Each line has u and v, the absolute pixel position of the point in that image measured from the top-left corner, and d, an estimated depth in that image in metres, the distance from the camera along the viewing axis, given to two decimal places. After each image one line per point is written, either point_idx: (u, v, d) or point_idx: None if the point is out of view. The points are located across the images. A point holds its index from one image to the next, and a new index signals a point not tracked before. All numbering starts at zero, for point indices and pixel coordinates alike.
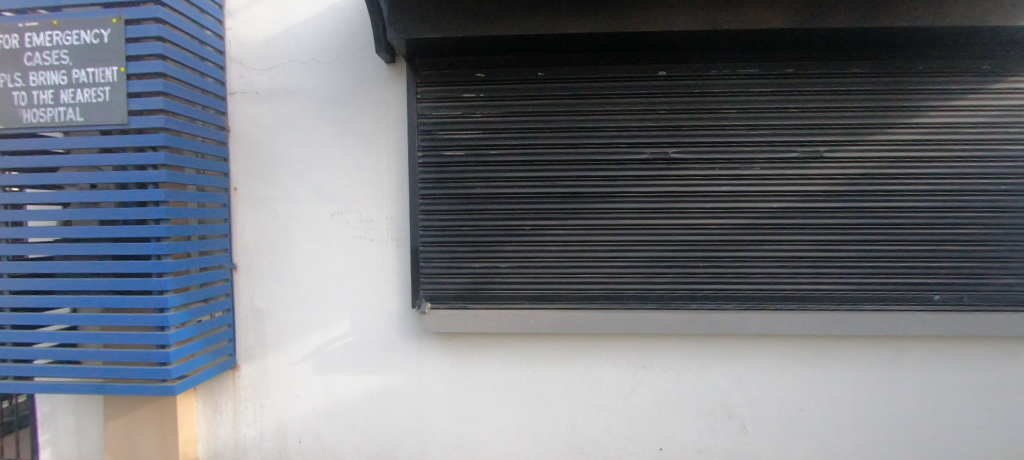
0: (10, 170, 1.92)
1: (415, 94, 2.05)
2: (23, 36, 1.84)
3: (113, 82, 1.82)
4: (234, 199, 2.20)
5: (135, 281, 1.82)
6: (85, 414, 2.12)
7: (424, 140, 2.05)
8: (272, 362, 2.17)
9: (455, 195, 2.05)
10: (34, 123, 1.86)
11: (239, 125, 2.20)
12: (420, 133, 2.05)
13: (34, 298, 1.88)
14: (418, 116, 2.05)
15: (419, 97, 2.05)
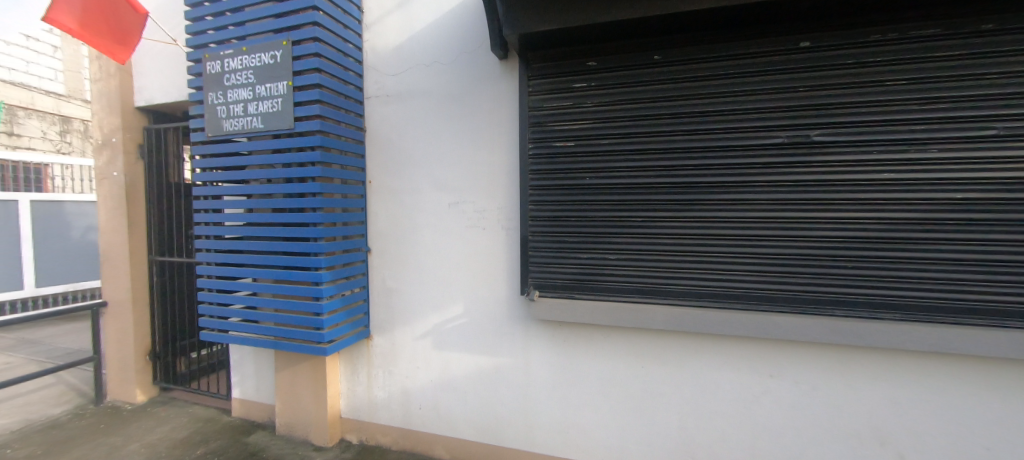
0: (216, 169, 2.45)
1: (527, 88, 2.11)
2: (222, 62, 2.31)
3: (284, 94, 2.20)
4: (369, 191, 2.52)
5: (299, 259, 2.20)
6: (262, 364, 2.63)
7: (534, 132, 2.09)
8: (398, 335, 2.45)
9: (563, 186, 2.06)
10: (230, 131, 2.32)
11: (373, 125, 2.50)
12: (531, 126, 2.10)
13: (229, 269, 2.38)
14: (529, 109, 2.11)
15: (531, 90, 2.10)
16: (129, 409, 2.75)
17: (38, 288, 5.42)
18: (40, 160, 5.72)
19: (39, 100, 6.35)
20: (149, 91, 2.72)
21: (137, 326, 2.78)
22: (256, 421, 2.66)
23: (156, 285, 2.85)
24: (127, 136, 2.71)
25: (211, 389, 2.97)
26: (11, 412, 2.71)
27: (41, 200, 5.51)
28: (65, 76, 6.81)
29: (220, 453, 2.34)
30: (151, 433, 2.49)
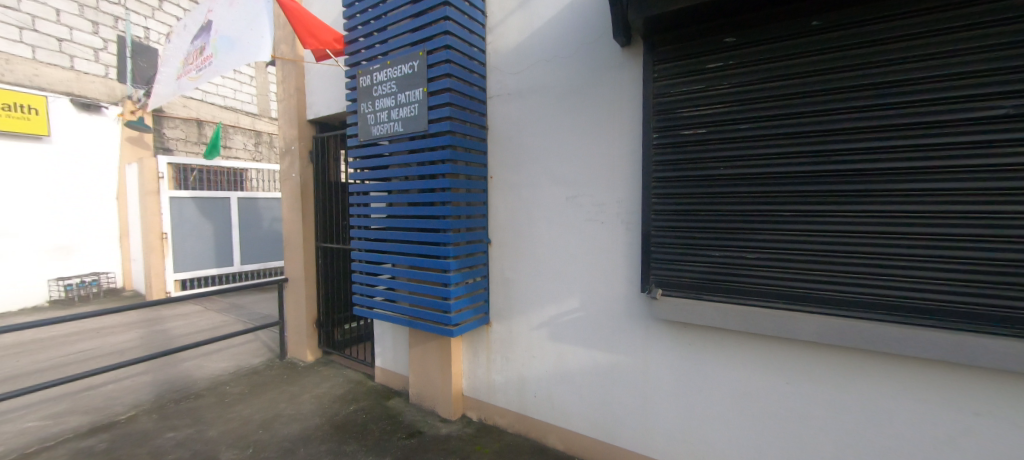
0: (365, 169, 2.86)
1: (652, 74, 1.99)
2: (371, 75, 2.66)
3: (420, 99, 2.45)
4: (490, 186, 2.69)
5: (430, 248, 2.45)
6: (397, 339, 3.01)
7: (660, 120, 1.98)
8: (516, 324, 2.58)
9: (691, 177, 1.90)
10: (376, 135, 2.68)
11: (494, 123, 2.64)
12: (657, 114, 1.99)
13: (374, 256, 2.76)
14: (654, 97, 1.99)
15: (656, 76, 1.98)
16: (302, 366, 3.40)
17: (242, 264, 7.05)
18: (241, 167, 7.13)
19: (241, 119, 8.35)
20: (317, 106, 3.28)
21: (308, 299, 3.40)
22: (393, 388, 3.06)
23: (320, 267, 3.44)
24: (301, 144, 3.31)
25: (359, 356, 3.50)
26: (230, 358, 3.59)
27: (244, 198, 7.07)
28: (258, 98, 8.73)
29: (367, 411, 2.75)
30: (318, 388, 3.04)
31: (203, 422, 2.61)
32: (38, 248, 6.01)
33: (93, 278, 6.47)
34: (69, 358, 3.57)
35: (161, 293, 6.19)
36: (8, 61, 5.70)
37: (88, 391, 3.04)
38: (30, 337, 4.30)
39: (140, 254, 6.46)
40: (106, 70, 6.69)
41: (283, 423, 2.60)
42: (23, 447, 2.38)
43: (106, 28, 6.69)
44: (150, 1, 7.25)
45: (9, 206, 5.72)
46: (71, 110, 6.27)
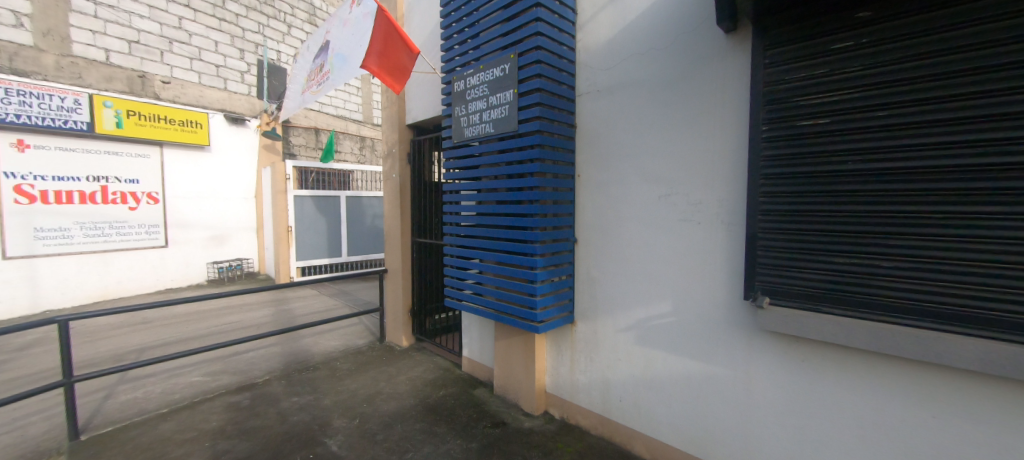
0: (457, 169, 3.04)
1: (762, 60, 1.78)
2: (466, 80, 2.81)
3: (511, 101, 2.53)
4: (577, 184, 2.68)
5: (517, 245, 2.51)
6: (483, 330, 3.15)
7: (771, 111, 1.75)
8: (601, 324, 2.54)
9: (807, 174, 1.64)
10: (468, 136, 2.83)
11: (583, 121, 2.62)
12: (766, 104, 1.77)
13: (465, 251, 2.93)
14: (763, 86, 1.78)
15: (766, 62, 1.77)
16: (397, 349, 3.73)
17: (349, 256, 7.97)
18: (347, 169, 8.03)
19: (350, 127, 9.57)
20: (414, 111, 3.56)
21: (403, 290, 3.71)
22: (478, 378, 3.20)
23: (415, 260, 3.73)
24: (400, 147, 3.63)
25: (447, 344, 3.74)
26: (339, 337, 4.07)
27: (351, 197, 7.95)
28: (362, 106, 9.87)
29: (455, 397, 2.92)
30: (411, 371, 3.30)
31: (319, 391, 3.00)
32: (201, 237, 7.39)
33: (238, 263, 7.77)
34: (223, 327, 4.35)
35: (286, 278, 7.21)
36: (182, 86, 7.11)
37: (236, 355, 3.67)
38: (196, 308, 5.33)
39: (271, 243, 7.60)
40: (249, 89, 8.00)
41: (383, 399, 2.87)
42: (192, 396, 2.97)
43: (249, 54, 8.00)
44: (281, 28, 8.51)
45: (182, 202, 7.13)
46: (224, 124, 7.61)
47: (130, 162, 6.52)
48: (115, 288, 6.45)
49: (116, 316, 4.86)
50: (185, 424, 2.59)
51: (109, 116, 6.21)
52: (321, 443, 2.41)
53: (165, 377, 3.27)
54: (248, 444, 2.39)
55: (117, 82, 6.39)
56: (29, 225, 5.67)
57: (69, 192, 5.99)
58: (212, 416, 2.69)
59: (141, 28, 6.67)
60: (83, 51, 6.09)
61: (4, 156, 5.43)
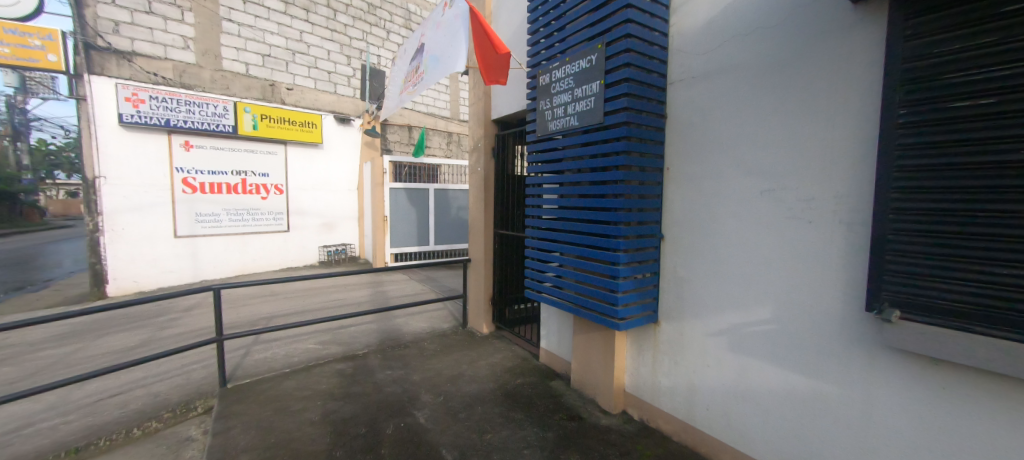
0: (540, 163, 3.09)
1: (900, 28, 1.47)
2: (551, 73, 2.82)
3: (597, 92, 2.47)
4: (666, 178, 2.55)
5: (600, 239, 2.47)
6: (562, 323, 3.16)
7: (908, 90, 1.44)
8: (688, 327, 2.40)
9: (958, 165, 1.33)
10: (553, 130, 2.83)
11: (674, 111, 2.47)
12: (904, 82, 1.46)
13: (546, 243, 2.98)
14: (900, 60, 1.47)
15: (907, 30, 1.45)
16: (479, 336, 3.91)
17: (435, 244, 8.52)
18: (435, 163, 8.57)
19: (438, 123, 10.19)
20: (500, 106, 3.66)
21: (485, 279, 3.87)
22: (555, 370, 3.24)
23: (497, 251, 3.87)
24: (486, 141, 3.77)
25: (526, 335, 3.82)
26: (427, 320, 4.40)
27: (438, 190, 8.45)
28: (449, 103, 10.48)
29: (532, 387, 3.00)
30: (491, 357, 3.45)
31: (409, 367, 3.28)
32: (315, 224, 8.48)
33: (343, 248, 8.78)
34: (333, 303, 4.97)
35: (382, 262, 7.96)
36: (302, 91, 8.14)
37: (342, 329, 4.17)
38: (311, 285, 6.16)
39: (370, 231, 8.44)
40: (353, 91, 8.89)
41: (465, 381, 3.05)
42: (308, 360, 3.44)
43: (355, 60, 8.89)
44: (381, 34, 9.31)
45: (301, 193, 8.23)
46: (334, 124, 8.56)
47: (262, 158, 7.69)
48: (251, 265, 7.72)
49: (253, 288, 5.82)
50: (301, 384, 3.02)
51: (248, 120, 7.38)
52: (411, 414, 2.65)
53: (288, 342, 3.85)
54: (351, 407, 2.71)
55: (254, 90, 7.54)
56: (193, 211, 7.02)
57: (219, 184, 7.27)
58: (323, 379, 3.10)
59: (272, 43, 7.77)
60: (229, 65, 7.29)
61: (178, 155, 6.80)
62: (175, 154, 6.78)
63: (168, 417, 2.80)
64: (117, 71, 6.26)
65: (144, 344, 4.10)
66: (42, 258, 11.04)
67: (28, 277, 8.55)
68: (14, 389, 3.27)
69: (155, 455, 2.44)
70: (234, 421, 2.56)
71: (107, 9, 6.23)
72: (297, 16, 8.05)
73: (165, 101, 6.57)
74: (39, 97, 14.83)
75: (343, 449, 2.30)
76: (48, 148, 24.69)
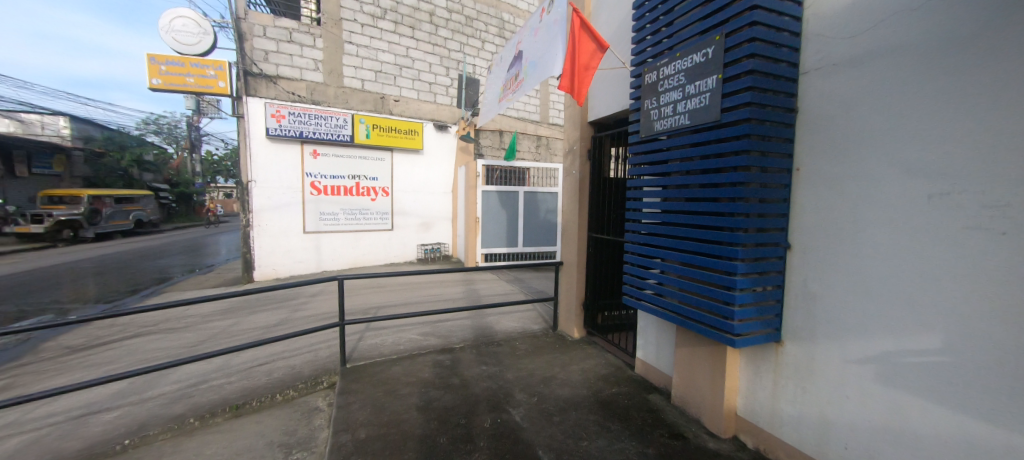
0: (643, 166, 2.98)
1: None
2: (659, 71, 2.70)
3: (714, 88, 2.30)
4: (795, 180, 2.27)
5: (712, 246, 2.30)
6: (662, 333, 3.00)
7: None
8: (820, 350, 2.11)
9: None
10: (661, 130, 2.70)
11: (808, 105, 2.20)
12: None
13: (649, 248, 2.86)
14: None
15: None
16: (569, 340, 3.89)
17: (523, 246, 8.70)
18: (525, 166, 8.65)
19: (528, 127, 10.56)
20: (597, 108, 3.61)
21: (578, 282, 3.84)
22: (653, 383, 3.09)
23: (591, 255, 3.82)
24: (582, 144, 3.76)
25: (621, 343, 3.71)
26: (519, 320, 4.50)
27: (528, 193, 8.61)
28: (539, 107, 10.77)
29: (628, 397, 2.89)
30: (583, 362, 3.41)
31: (503, 364, 3.38)
32: (414, 223, 9.19)
33: (438, 246, 9.39)
34: (433, 298, 5.34)
35: (473, 262, 8.36)
36: (407, 102, 8.88)
37: (441, 323, 4.46)
38: (413, 280, 6.71)
39: (463, 232, 8.92)
40: (451, 100, 9.47)
41: (558, 384, 3.05)
42: (413, 349, 3.74)
43: (453, 70, 9.44)
44: (477, 44, 9.78)
45: (403, 195, 9.00)
46: (433, 131, 9.22)
47: (372, 164, 8.57)
48: (360, 259, 8.64)
49: (365, 280, 6.52)
50: (407, 370, 3.29)
51: (363, 130, 8.28)
52: (506, 411, 2.71)
53: (395, 330, 4.23)
54: (450, 397, 2.87)
55: (368, 103, 8.44)
56: (318, 210, 8.09)
57: (338, 187, 8.26)
58: (426, 368, 3.33)
59: (383, 59, 8.60)
60: (348, 82, 8.26)
61: (308, 162, 7.90)
62: (306, 161, 7.89)
63: (301, 387, 3.24)
64: (265, 92, 7.52)
65: (282, 322, 4.84)
66: (210, 247, 13.71)
67: (199, 262, 10.67)
68: (193, 351, 4.08)
69: (291, 419, 2.84)
70: (353, 397, 2.88)
71: (261, 41, 7.48)
72: (405, 34, 8.83)
73: (300, 116, 7.67)
74: (211, 116, 18.36)
75: (445, 435, 2.44)
76: (212, 158, 30.52)
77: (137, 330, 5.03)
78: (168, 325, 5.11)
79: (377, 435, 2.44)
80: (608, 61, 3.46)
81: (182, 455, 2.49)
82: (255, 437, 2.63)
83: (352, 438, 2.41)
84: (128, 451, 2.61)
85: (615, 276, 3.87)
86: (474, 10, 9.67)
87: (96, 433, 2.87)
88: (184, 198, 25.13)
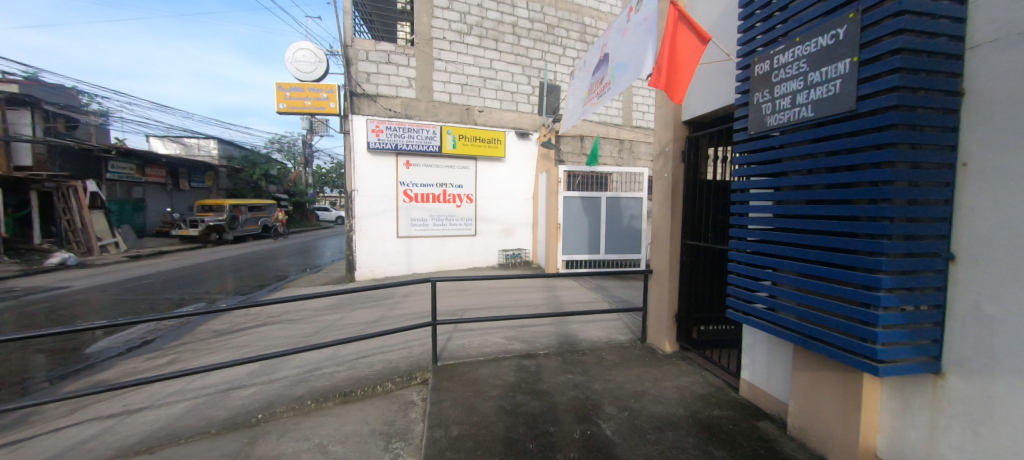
0: (752, 166, 2.72)
1: None
2: (773, 59, 2.44)
3: (845, 74, 2.00)
4: (960, 177, 1.87)
5: (845, 256, 1.99)
6: (775, 352, 2.67)
7: None
8: (999, 388, 1.68)
9: None
10: (775, 125, 2.43)
11: (978, 85, 1.80)
12: None
13: (759, 257, 2.58)
14: None
15: None
16: (661, 354, 3.68)
17: (605, 253, 8.46)
18: (607, 171, 8.44)
19: (610, 131, 10.34)
20: (694, 106, 3.41)
21: (670, 292, 3.63)
22: (762, 408, 2.76)
23: (686, 263, 3.58)
24: (676, 145, 3.58)
25: (721, 362, 3.40)
26: (605, 330, 4.37)
27: (610, 198, 8.37)
28: (622, 111, 10.49)
29: (734, 422, 2.61)
30: (677, 379, 3.18)
31: (590, 374, 3.29)
32: (496, 230, 9.47)
33: (518, 252, 9.54)
34: (517, 303, 5.43)
35: (553, 268, 8.36)
36: (490, 112, 9.23)
37: (525, 328, 4.51)
38: (497, 284, 6.90)
39: (544, 238, 8.96)
40: (532, 108, 9.61)
41: (651, 400, 2.87)
42: (500, 352, 3.82)
43: (535, 78, 9.60)
44: (558, 51, 9.84)
45: (485, 202, 9.34)
46: (515, 139, 9.45)
47: (457, 172, 9.05)
48: (446, 263, 9.12)
49: (452, 283, 6.87)
50: (495, 372, 3.36)
51: (450, 140, 8.79)
52: (596, 423, 2.61)
53: (482, 333, 4.38)
54: (538, 403, 2.86)
55: (454, 115, 8.94)
56: (410, 216, 8.74)
57: (428, 195, 8.84)
58: (514, 372, 3.37)
59: (468, 73, 9.06)
60: (437, 96, 8.84)
61: (401, 172, 8.60)
62: (400, 171, 8.59)
63: (397, 381, 3.49)
64: (367, 110, 8.37)
65: (381, 319, 5.28)
66: (321, 249, 15.59)
67: (311, 262, 12.18)
68: (308, 341, 4.63)
69: (390, 410, 3.04)
70: (445, 395, 3.01)
71: (364, 64, 8.35)
72: (489, 47, 9.20)
73: (396, 130, 8.39)
74: (321, 134, 20.94)
75: (534, 442, 2.43)
76: (322, 171, 34.86)
77: (267, 320, 5.88)
78: (289, 317, 5.89)
79: (469, 434, 2.51)
80: (710, 55, 3.22)
81: (301, 432, 2.81)
82: (361, 423, 2.87)
83: (445, 434, 2.50)
84: (260, 423, 3.02)
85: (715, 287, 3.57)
86: (556, 17, 9.75)
87: (236, 406, 3.37)
88: (299, 206, 29.02)
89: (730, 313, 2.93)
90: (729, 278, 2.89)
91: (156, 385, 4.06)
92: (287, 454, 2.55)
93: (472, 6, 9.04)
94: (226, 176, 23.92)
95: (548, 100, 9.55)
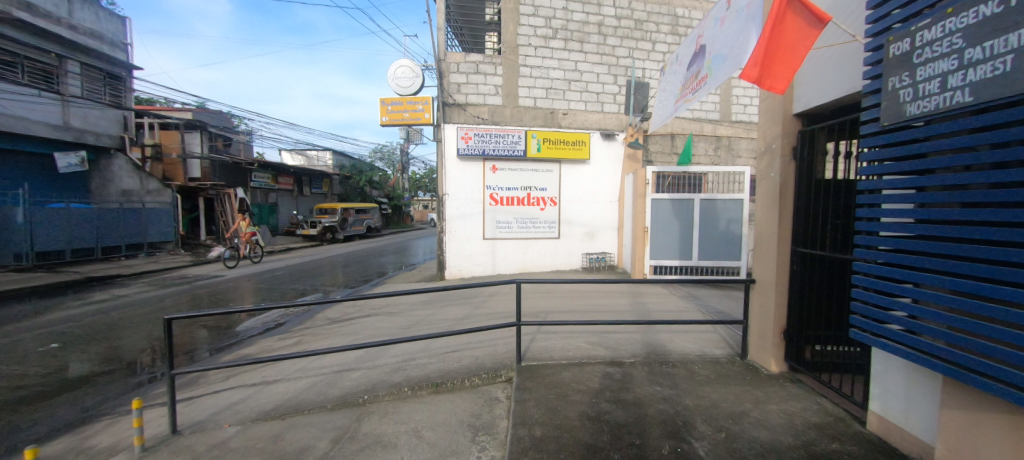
0: (887, 162, 2.32)
1: None
2: (916, 37, 2.06)
3: (1017, 48, 1.60)
4: None
5: (1016, 273, 1.61)
6: (914, 383, 2.24)
7: None
8: None
9: None
10: (917, 114, 2.05)
11: None
12: None
13: (893, 271, 2.20)
14: None
15: None
16: (765, 373, 3.33)
17: (699, 259, 7.86)
18: (701, 171, 7.84)
19: (705, 127, 9.60)
20: (806, 97, 3.05)
21: (776, 305, 3.30)
22: (899, 449, 2.32)
23: (795, 274, 3.21)
24: (785, 141, 3.22)
25: (841, 388, 2.96)
26: (699, 344, 4.07)
27: (705, 199, 7.72)
28: (720, 105, 9.66)
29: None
30: (785, 404, 2.85)
31: (680, 388, 3.10)
32: (579, 232, 9.38)
33: (602, 256, 9.34)
34: (601, 309, 5.32)
35: (640, 273, 8.04)
36: (574, 114, 9.17)
37: (611, 335, 4.41)
38: (579, 287, 6.86)
39: (629, 242, 8.65)
40: (618, 108, 9.32)
41: (752, 424, 2.61)
42: (584, 357, 3.80)
43: (621, 77, 9.31)
44: (647, 47, 9.41)
45: (568, 205, 9.32)
46: (599, 140, 9.27)
47: (541, 175, 9.18)
48: (529, 265, 9.29)
49: (534, 286, 7.00)
50: (579, 377, 3.36)
51: (534, 144, 8.95)
52: (687, 441, 2.46)
53: (565, 337, 4.40)
54: (623, 413, 2.78)
55: (538, 120, 9.08)
56: (495, 219, 9.10)
57: (512, 198, 9.11)
58: (599, 378, 3.33)
59: (553, 76, 9.12)
60: (522, 102, 9.06)
61: (487, 176, 9.00)
62: (487, 175, 8.99)
63: (484, 377, 3.68)
64: (457, 118, 8.91)
65: (469, 317, 5.59)
66: (416, 248, 17.01)
67: (406, 260, 13.38)
68: (406, 333, 5.11)
69: (477, 404, 3.22)
70: (529, 394, 3.10)
71: (455, 76, 8.90)
72: (574, 48, 9.15)
73: (483, 137, 8.82)
74: (417, 142, 22.86)
75: (617, 451, 2.38)
76: (417, 176, 38.06)
77: (372, 311, 6.61)
78: (389, 310, 6.53)
79: (552, 436, 2.55)
80: (831, 38, 2.82)
81: (399, 416, 3.11)
82: (450, 414, 3.08)
83: (529, 434, 2.57)
84: (366, 403, 3.41)
85: (834, 303, 3.11)
86: (645, 11, 9.33)
87: (347, 386, 3.85)
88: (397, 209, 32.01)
89: (852, 333, 2.55)
90: (854, 294, 2.50)
91: (286, 362, 4.81)
92: (387, 434, 2.85)
93: (558, 9, 9.08)
94: (338, 182, 27.42)
95: (635, 98, 9.18)
